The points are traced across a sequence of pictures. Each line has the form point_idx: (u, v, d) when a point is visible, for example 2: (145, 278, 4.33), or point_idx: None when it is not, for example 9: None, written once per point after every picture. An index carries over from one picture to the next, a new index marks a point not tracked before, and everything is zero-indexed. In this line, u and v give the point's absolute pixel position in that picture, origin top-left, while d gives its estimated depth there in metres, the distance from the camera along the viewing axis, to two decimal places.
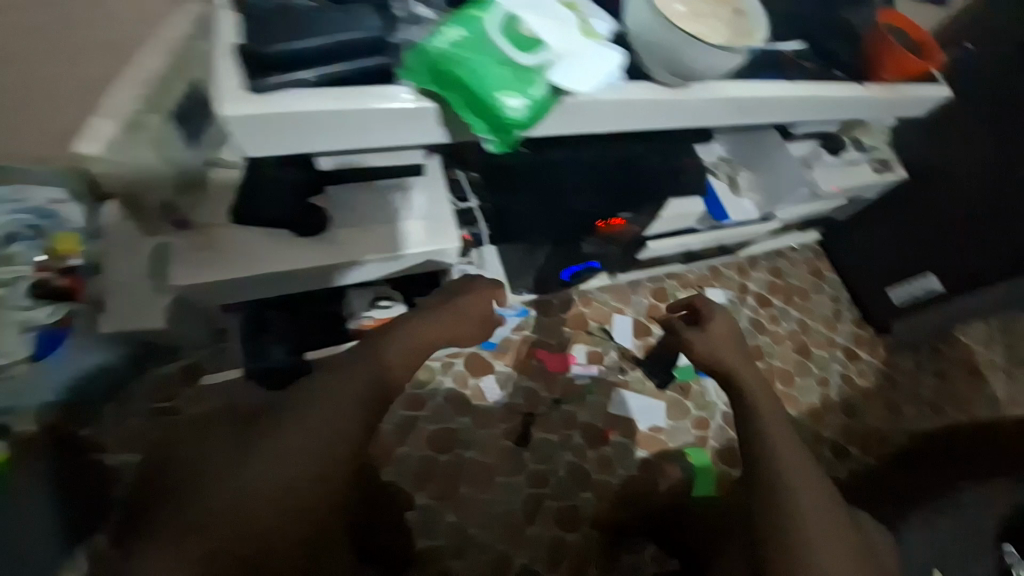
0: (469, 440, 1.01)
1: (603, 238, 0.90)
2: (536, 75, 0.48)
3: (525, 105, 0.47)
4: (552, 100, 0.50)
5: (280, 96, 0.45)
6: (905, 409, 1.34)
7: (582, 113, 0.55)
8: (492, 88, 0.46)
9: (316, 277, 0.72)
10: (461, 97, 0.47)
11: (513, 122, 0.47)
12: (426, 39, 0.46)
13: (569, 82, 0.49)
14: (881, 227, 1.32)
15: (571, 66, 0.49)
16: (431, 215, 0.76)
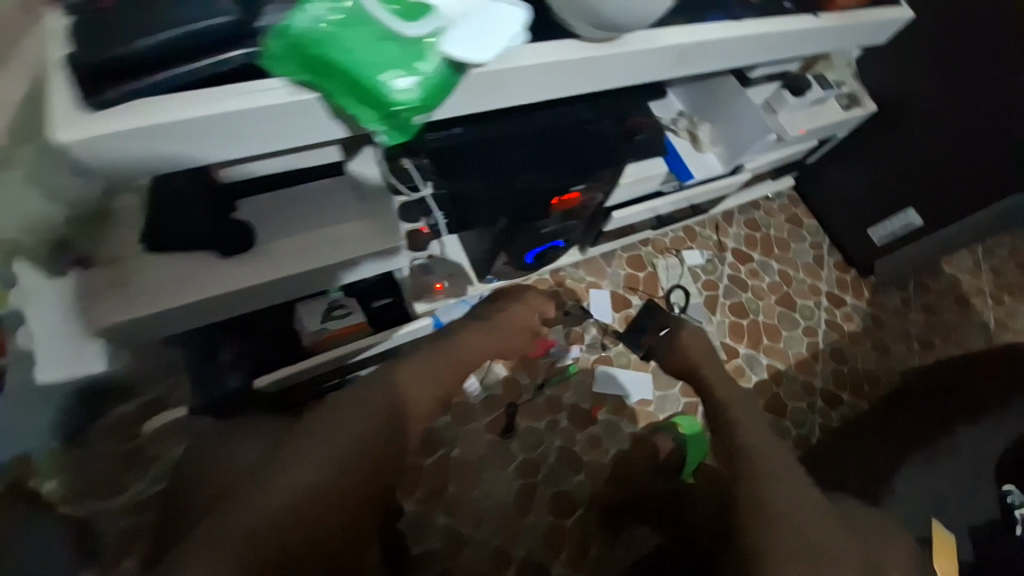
0: (453, 439, 0.98)
1: (562, 214, 0.85)
2: (423, 48, 0.42)
3: (415, 83, 0.42)
4: (448, 76, 0.45)
5: (127, 109, 0.40)
6: (893, 348, 1.33)
7: (492, 85, 0.49)
8: (374, 69, 0.41)
9: (249, 301, 0.66)
10: (340, 83, 0.42)
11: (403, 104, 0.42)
12: (290, 18, 0.41)
13: (463, 53, 0.43)
14: (854, 166, 1.28)
15: (463, 32, 0.44)
16: (365, 210, 0.70)
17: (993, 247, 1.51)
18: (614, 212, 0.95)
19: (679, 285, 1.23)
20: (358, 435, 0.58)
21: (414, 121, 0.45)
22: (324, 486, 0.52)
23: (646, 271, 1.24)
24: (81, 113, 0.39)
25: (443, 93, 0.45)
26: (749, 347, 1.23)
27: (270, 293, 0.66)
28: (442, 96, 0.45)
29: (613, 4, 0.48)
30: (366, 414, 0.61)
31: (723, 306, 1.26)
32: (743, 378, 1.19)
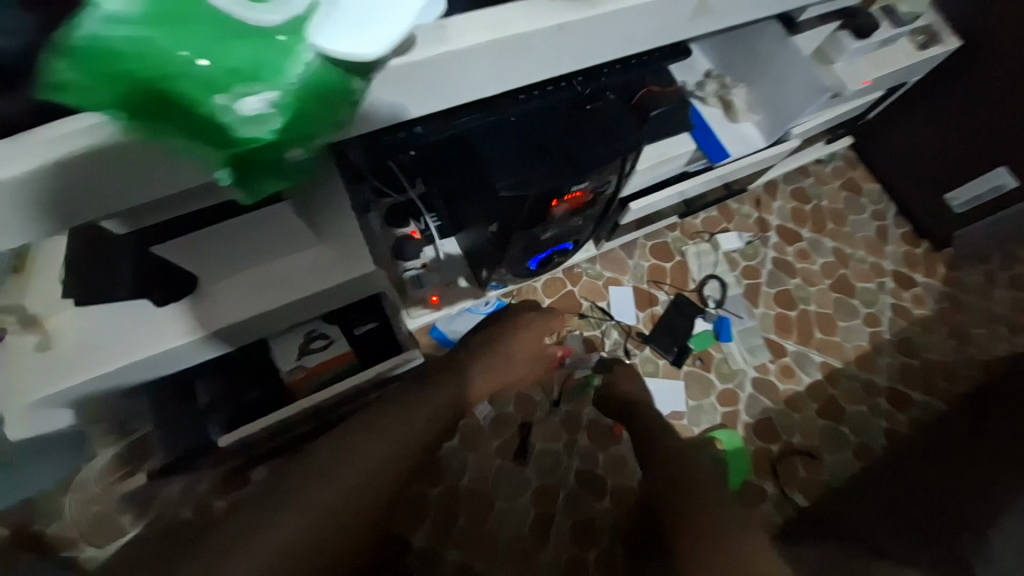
0: (460, 466, 0.89)
1: (565, 215, 0.70)
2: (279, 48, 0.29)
3: (269, 105, 0.29)
4: (330, 79, 0.31)
5: None
6: (976, 334, 1.13)
7: (436, 74, 0.38)
8: (203, 93, 0.28)
9: (213, 343, 0.59)
10: (166, 112, 0.29)
11: (256, 137, 0.30)
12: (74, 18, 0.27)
13: (340, 49, 0.29)
14: (929, 118, 1.05)
15: (338, 14, 0.29)
16: (320, 233, 0.60)
17: None
18: (630, 202, 0.80)
19: (714, 276, 1.07)
20: (388, 455, 0.63)
21: (288, 154, 0.33)
22: (356, 502, 0.57)
23: (674, 260, 1.08)
24: None
25: (328, 102, 0.32)
26: (798, 342, 1.06)
27: (224, 338, 0.60)
28: (323, 112, 0.32)
29: None
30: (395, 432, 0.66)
31: (766, 295, 1.09)
32: (793, 380, 1.03)
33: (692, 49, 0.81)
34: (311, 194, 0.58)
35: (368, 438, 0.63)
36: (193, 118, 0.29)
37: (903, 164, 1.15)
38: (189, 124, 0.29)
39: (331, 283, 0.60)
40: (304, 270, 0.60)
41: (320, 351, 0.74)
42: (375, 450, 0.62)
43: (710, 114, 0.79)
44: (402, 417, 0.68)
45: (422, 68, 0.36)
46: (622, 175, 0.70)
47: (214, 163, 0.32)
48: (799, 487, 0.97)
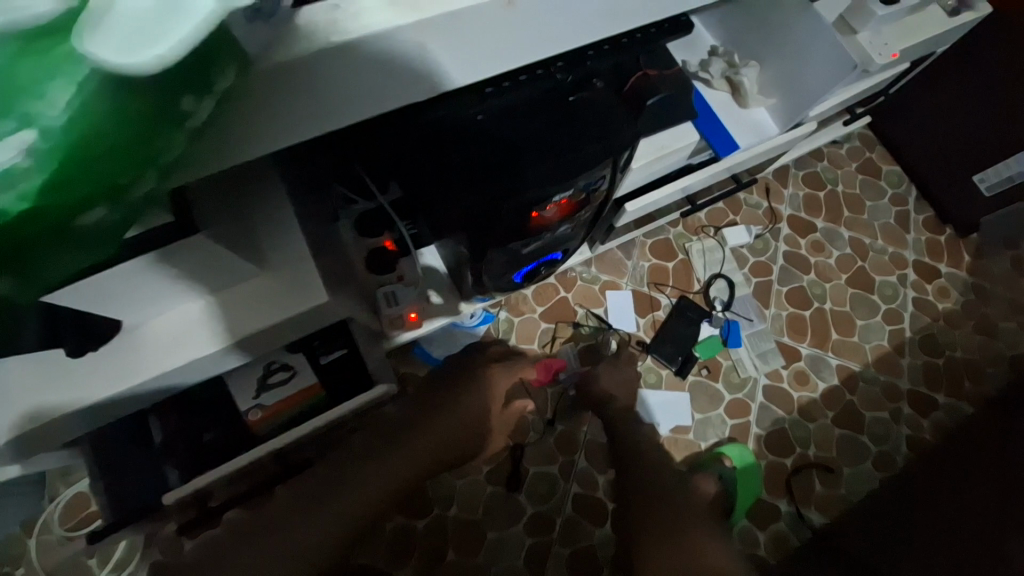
0: (447, 496, 0.82)
1: (550, 225, 0.61)
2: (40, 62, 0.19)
3: (25, 153, 0.19)
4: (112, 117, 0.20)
5: None
6: (1006, 327, 1.04)
7: (357, 69, 0.29)
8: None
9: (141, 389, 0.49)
10: None
11: (7, 200, 0.20)
12: None
13: (107, 56, 0.18)
14: (958, 91, 0.94)
15: (123, 12, 0.18)
16: (264, 261, 0.49)
17: None
18: (626, 203, 0.70)
19: (721, 274, 0.98)
20: (394, 476, 0.62)
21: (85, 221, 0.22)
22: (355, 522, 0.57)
23: (676, 259, 0.99)
24: None
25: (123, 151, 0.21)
26: (813, 344, 0.98)
27: (156, 387, 0.49)
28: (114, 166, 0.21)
29: None
30: (411, 455, 0.65)
31: (778, 294, 1.00)
32: (808, 387, 0.95)
33: (694, 23, 0.72)
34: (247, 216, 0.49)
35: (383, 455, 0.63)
36: None
37: (927, 144, 1.05)
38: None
39: (280, 318, 0.48)
40: (244, 300, 0.49)
41: (284, 386, 0.65)
42: (376, 475, 0.60)
43: (716, 98, 0.69)
44: (417, 437, 0.66)
45: (326, 61, 0.27)
46: (617, 170, 0.59)
47: None
48: (816, 503, 0.90)
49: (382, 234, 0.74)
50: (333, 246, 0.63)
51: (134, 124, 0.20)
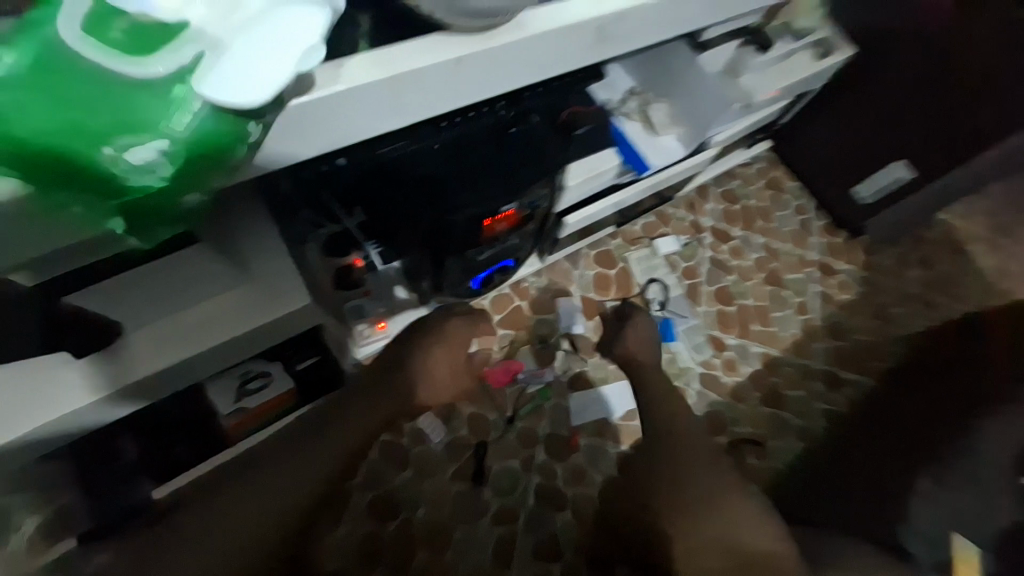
0: (417, 496, 0.87)
1: (497, 236, 0.70)
2: (171, 98, 0.27)
3: (162, 152, 0.28)
4: (220, 127, 0.29)
5: None
6: (895, 313, 1.22)
7: (329, 109, 0.36)
8: (87, 144, 0.26)
9: (140, 390, 0.54)
10: (44, 171, 0.27)
11: (150, 183, 0.29)
12: None
13: (227, 98, 0.27)
14: (833, 120, 1.15)
15: (228, 66, 0.27)
16: (250, 272, 0.57)
17: None
18: (567, 217, 0.82)
19: (656, 279, 1.11)
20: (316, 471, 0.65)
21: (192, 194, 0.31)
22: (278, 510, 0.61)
23: (617, 267, 1.11)
24: None
25: (219, 153, 0.30)
26: (738, 336, 1.12)
27: (146, 391, 0.55)
28: (213, 162, 0.30)
29: None
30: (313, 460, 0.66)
31: (705, 294, 1.14)
32: (736, 373, 1.08)
33: (609, 69, 0.82)
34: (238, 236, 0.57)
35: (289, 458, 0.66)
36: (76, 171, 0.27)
37: (817, 163, 1.24)
38: (78, 175, 0.27)
39: (255, 324, 0.56)
40: (235, 305, 0.56)
41: (257, 392, 0.69)
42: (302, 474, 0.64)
43: (632, 129, 0.80)
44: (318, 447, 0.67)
45: (316, 106, 0.35)
46: (554, 191, 0.71)
47: (105, 216, 0.30)
48: (751, 475, 1.01)
49: None
50: (305, 262, 0.70)
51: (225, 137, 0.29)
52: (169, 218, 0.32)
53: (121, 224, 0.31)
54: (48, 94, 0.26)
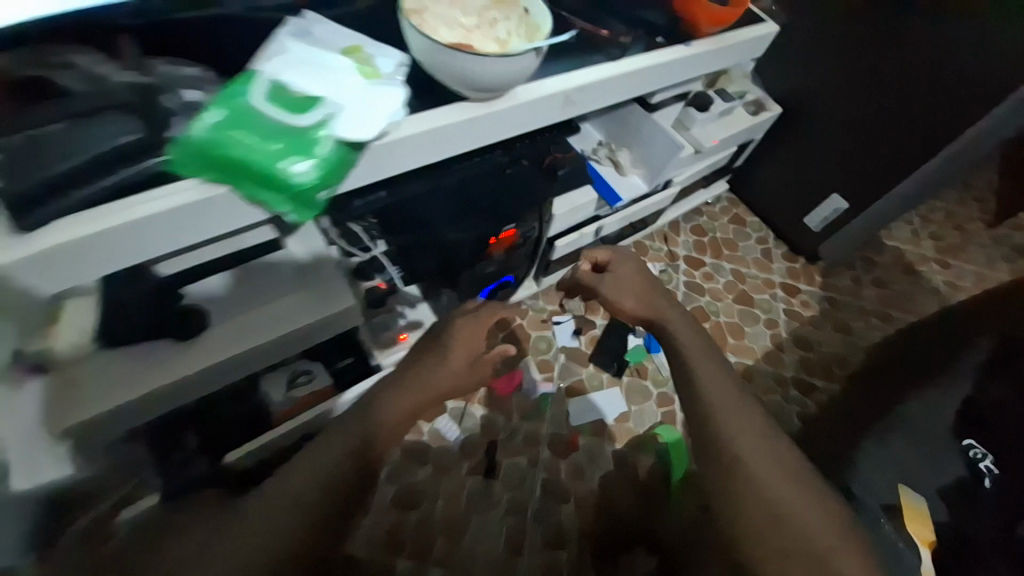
0: (435, 490, 0.97)
1: (500, 254, 0.88)
2: (318, 133, 0.44)
3: (315, 162, 0.43)
4: (348, 154, 0.46)
5: (62, 226, 0.40)
6: (855, 326, 1.37)
7: (390, 153, 0.51)
8: (273, 157, 0.42)
9: (222, 369, 0.70)
10: (245, 177, 0.42)
11: (306, 181, 0.43)
12: (190, 128, 0.42)
13: (354, 132, 0.44)
14: (779, 163, 1.37)
15: (353, 117, 0.45)
16: (307, 282, 0.75)
17: (929, 215, 1.69)
18: (557, 241, 1.00)
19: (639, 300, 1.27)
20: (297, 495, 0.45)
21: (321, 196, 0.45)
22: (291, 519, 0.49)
23: None
24: (16, 236, 0.40)
25: (344, 168, 0.46)
26: (715, 348, 1.26)
27: (227, 371, 0.71)
28: (342, 172, 0.45)
29: (484, 69, 0.52)
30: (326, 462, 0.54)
31: None
32: None
33: (584, 125, 1.04)
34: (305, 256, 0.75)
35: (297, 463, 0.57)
36: (265, 176, 0.42)
37: (771, 200, 1.45)
38: (262, 180, 0.42)
39: (313, 319, 0.73)
40: (297, 305, 0.73)
41: (303, 386, 0.85)
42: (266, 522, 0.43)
43: (605, 172, 1.01)
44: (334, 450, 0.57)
45: (379, 150, 0.50)
46: (544, 221, 0.90)
47: (277, 207, 0.44)
48: None
49: (374, 279, 0.92)
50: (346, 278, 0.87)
51: (348, 157, 0.45)
52: (315, 213, 0.46)
53: (285, 210, 0.44)
54: (251, 132, 0.42)
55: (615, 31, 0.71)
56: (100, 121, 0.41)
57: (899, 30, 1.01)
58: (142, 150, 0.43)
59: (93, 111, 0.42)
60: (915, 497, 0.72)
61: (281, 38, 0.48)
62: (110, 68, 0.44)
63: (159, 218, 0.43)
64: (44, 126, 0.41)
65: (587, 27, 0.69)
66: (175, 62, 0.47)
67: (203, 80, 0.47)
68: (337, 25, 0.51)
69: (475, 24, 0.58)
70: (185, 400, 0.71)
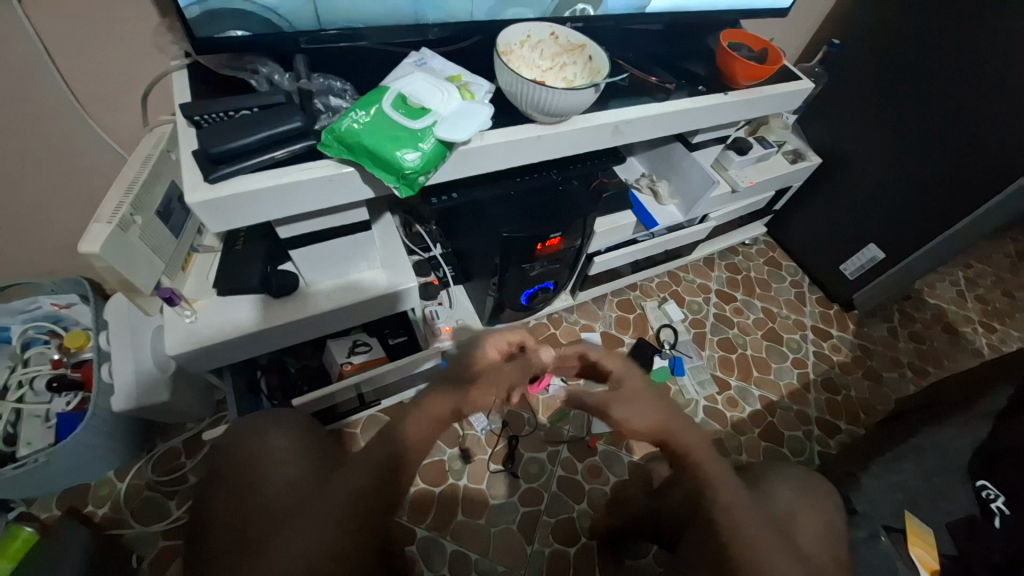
0: (460, 469, 1.06)
1: (544, 259, 0.99)
2: (426, 133, 0.57)
3: (421, 154, 0.56)
4: (444, 151, 0.59)
5: (240, 181, 0.54)
6: (887, 376, 1.37)
7: (470, 155, 0.65)
8: (392, 147, 0.55)
9: (308, 323, 0.82)
10: (369, 158, 0.56)
11: (415, 168, 0.56)
12: (337, 119, 0.56)
13: (452, 135, 0.58)
14: (817, 210, 1.44)
15: (453, 125, 0.59)
16: (384, 264, 0.88)
17: (976, 279, 1.68)
18: (595, 257, 1.11)
19: (667, 325, 1.33)
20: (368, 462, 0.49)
21: (420, 179, 0.59)
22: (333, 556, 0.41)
23: (635, 313, 1.36)
24: (203, 183, 0.53)
25: (439, 160, 0.59)
26: (740, 378, 1.30)
27: (311, 328, 0.83)
28: (437, 164, 0.59)
29: (553, 99, 0.65)
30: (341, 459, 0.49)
31: (711, 341, 1.35)
32: (738, 409, 1.24)
33: (631, 158, 1.18)
34: (389, 245, 0.89)
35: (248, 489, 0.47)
36: (385, 159, 0.55)
37: (808, 246, 1.51)
38: (382, 162, 0.56)
39: (386, 291, 0.85)
40: (373, 279, 0.86)
41: (352, 350, 0.98)
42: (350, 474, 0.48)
43: (646, 199, 1.13)
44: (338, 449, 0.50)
45: (464, 153, 0.64)
46: (585, 237, 1.01)
47: (389, 183, 0.58)
48: None
49: (429, 275, 1.12)
50: None
51: (441, 154, 0.59)
52: (413, 191, 0.60)
53: (393, 186, 0.58)
54: (379, 128, 0.56)
55: (663, 79, 0.84)
56: (277, 112, 0.57)
57: (935, 98, 1.08)
58: (301, 132, 0.57)
59: (271, 104, 0.58)
60: (922, 523, 0.73)
61: (406, 65, 0.64)
62: (287, 77, 0.62)
63: (304, 184, 0.57)
64: (241, 114, 0.57)
65: (639, 74, 0.83)
66: (326, 78, 0.64)
67: (346, 91, 0.64)
68: (445, 60, 0.66)
69: (548, 66, 0.73)
70: (273, 347, 0.83)
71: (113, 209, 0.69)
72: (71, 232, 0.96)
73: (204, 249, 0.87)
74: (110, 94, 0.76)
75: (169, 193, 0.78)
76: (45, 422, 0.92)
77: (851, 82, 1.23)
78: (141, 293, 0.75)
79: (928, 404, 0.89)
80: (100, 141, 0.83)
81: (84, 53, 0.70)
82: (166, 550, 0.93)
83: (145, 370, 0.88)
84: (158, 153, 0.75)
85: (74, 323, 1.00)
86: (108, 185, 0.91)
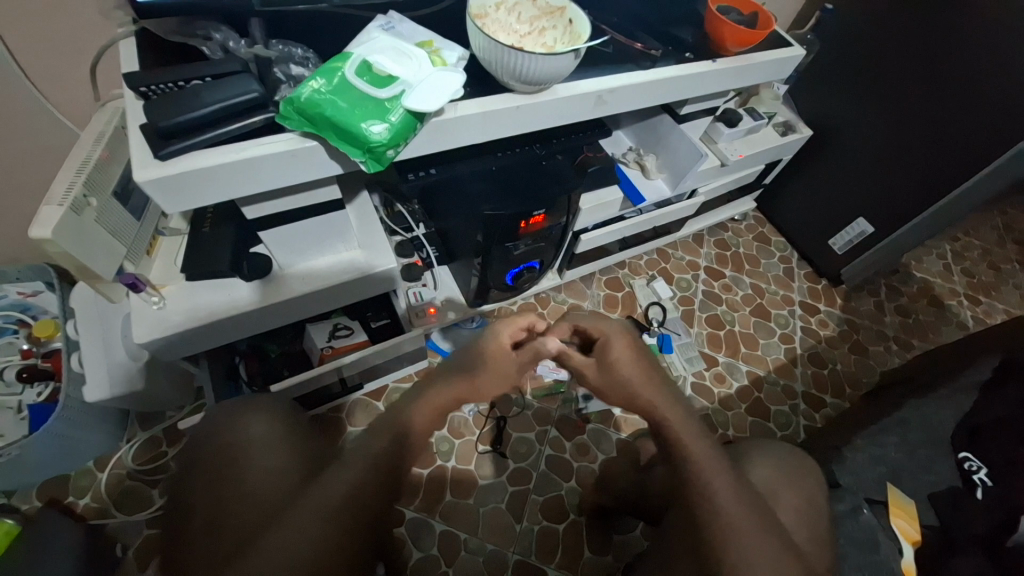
0: (447, 451, 1.06)
1: (528, 237, 0.97)
2: (393, 103, 0.54)
3: (388, 126, 0.53)
4: (413, 122, 0.56)
5: (192, 157, 0.50)
6: (873, 349, 1.38)
7: (444, 128, 0.62)
8: (356, 119, 0.52)
9: (285, 307, 0.79)
10: (332, 132, 0.53)
11: (382, 143, 0.53)
12: (296, 89, 0.52)
13: (422, 105, 0.54)
14: (807, 183, 1.41)
15: (424, 93, 0.55)
16: (363, 245, 0.85)
17: (964, 251, 1.68)
18: (582, 235, 1.09)
19: (656, 302, 1.32)
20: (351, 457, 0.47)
21: (388, 153, 0.55)
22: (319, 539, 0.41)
23: (624, 291, 1.35)
24: (155, 160, 0.49)
25: (408, 132, 0.56)
26: (728, 355, 1.30)
27: (289, 312, 0.81)
28: (406, 135, 0.55)
29: (529, 66, 0.61)
30: None
31: (698, 318, 1.35)
32: (725, 385, 1.25)
33: (618, 132, 1.14)
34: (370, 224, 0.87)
35: (219, 475, 0.46)
36: (349, 133, 0.52)
37: (797, 221, 1.50)
38: (346, 136, 0.53)
39: (366, 272, 0.82)
40: (351, 261, 0.83)
41: (335, 336, 0.95)
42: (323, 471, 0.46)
43: (633, 175, 1.10)
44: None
45: (437, 124, 0.61)
46: (571, 214, 0.99)
47: (356, 157, 0.54)
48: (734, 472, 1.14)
49: (412, 255, 1.07)
50: None
51: (410, 125, 0.55)
52: (382, 166, 0.57)
53: (360, 161, 0.54)
54: (343, 98, 0.52)
55: (649, 44, 0.79)
56: (230, 81, 0.53)
57: (929, 66, 1.05)
58: (259, 103, 0.53)
59: (226, 73, 0.54)
60: (904, 494, 0.73)
61: (372, 30, 0.60)
62: (242, 44, 0.58)
63: (265, 159, 0.53)
64: (192, 84, 0.53)
65: (623, 40, 0.79)
66: (286, 44, 0.60)
67: (308, 60, 0.60)
68: (415, 24, 0.62)
69: (526, 31, 0.68)
70: (248, 332, 0.81)
71: (64, 190, 0.65)
72: (34, 215, 0.91)
73: (171, 231, 0.83)
74: (55, 68, 0.71)
75: (127, 172, 0.74)
76: (16, 414, 0.88)
77: (843, 49, 1.19)
78: (103, 279, 0.71)
79: (916, 379, 0.89)
80: (50, 119, 0.77)
81: (21, 22, 0.64)
82: (150, 539, 0.91)
83: (116, 359, 0.85)
84: (111, 129, 0.71)
85: (43, 311, 0.96)
86: (65, 166, 0.86)
